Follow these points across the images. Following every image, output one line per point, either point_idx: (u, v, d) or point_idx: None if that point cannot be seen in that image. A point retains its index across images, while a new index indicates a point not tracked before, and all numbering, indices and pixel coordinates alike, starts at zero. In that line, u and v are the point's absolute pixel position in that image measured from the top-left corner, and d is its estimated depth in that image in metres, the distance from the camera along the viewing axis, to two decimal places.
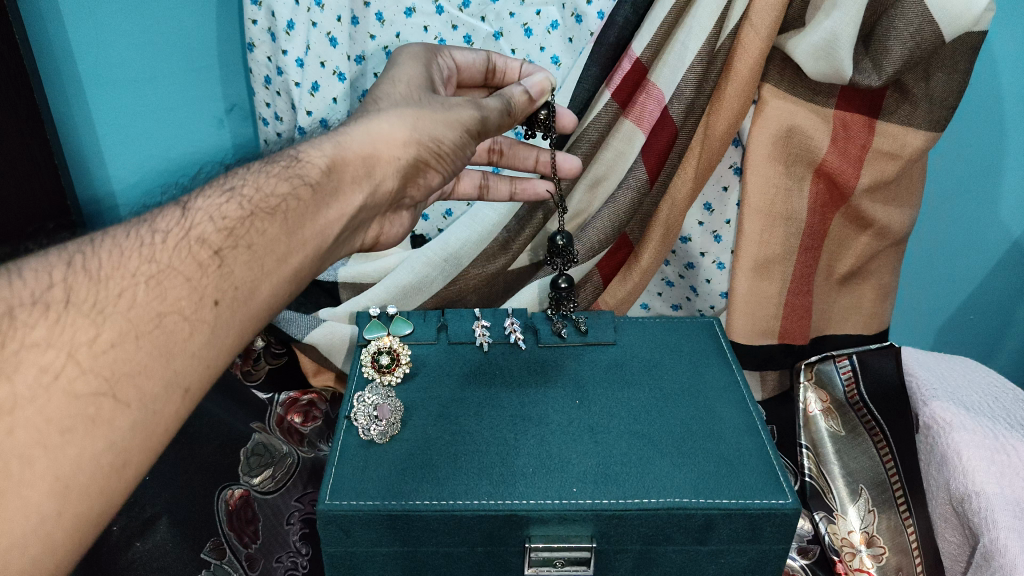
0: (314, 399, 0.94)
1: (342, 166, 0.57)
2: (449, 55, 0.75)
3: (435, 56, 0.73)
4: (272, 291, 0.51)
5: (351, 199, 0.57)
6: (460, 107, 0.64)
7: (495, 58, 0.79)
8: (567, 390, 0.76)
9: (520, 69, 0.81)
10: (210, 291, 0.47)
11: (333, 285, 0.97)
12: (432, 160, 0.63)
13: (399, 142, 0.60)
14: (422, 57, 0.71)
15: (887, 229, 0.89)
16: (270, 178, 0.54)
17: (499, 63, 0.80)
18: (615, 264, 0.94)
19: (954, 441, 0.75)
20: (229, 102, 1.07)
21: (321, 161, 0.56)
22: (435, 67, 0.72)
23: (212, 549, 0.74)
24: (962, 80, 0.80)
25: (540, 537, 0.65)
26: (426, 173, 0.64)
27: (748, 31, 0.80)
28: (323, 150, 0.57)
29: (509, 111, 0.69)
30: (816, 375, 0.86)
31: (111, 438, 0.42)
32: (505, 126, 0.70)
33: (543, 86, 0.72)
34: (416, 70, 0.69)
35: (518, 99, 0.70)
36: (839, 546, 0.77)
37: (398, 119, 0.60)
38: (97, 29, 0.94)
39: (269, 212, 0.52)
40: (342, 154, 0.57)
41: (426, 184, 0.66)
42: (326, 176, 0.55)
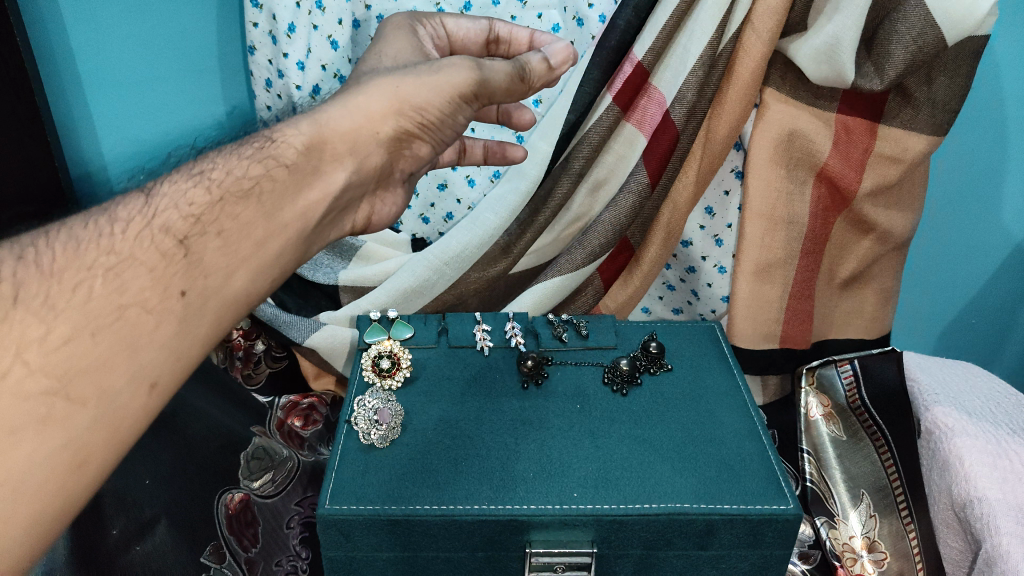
0: (314, 404, 0.96)
1: (322, 144, 0.55)
2: (439, 23, 0.71)
3: (418, 24, 0.70)
4: (249, 279, 0.51)
5: (334, 177, 0.56)
6: (452, 68, 0.59)
7: (499, 26, 0.72)
8: (568, 396, 0.76)
9: (530, 38, 0.73)
10: (176, 281, 0.47)
11: (334, 289, 0.96)
12: (417, 130, 0.59)
13: (377, 116, 0.57)
14: (405, 26, 0.69)
15: (888, 233, 0.89)
16: (244, 160, 0.53)
17: (504, 32, 0.73)
18: (615, 268, 0.93)
19: (956, 446, 0.75)
20: (230, 105, 1.07)
21: (298, 141, 0.54)
22: (421, 35, 0.70)
23: (212, 553, 0.73)
24: (964, 84, 0.80)
25: (540, 543, 0.65)
26: (413, 143, 0.61)
27: (749, 35, 0.80)
28: (300, 128, 0.55)
29: (522, 77, 0.62)
30: (816, 380, 0.87)
31: (69, 435, 0.42)
32: (515, 92, 0.63)
33: (567, 55, 0.64)
34: (403, 40, 0.67)
35: (535, 67, 0.63)
36: (840, 552, 0.77)
37: (378, 89, 0.57)
38: (100, 32, 0.94)
39: (240, 196, 0.51)
40: (321, 133, 0.55)
41: (413, 155, 0.63)
42: (304, 156, 0.54)
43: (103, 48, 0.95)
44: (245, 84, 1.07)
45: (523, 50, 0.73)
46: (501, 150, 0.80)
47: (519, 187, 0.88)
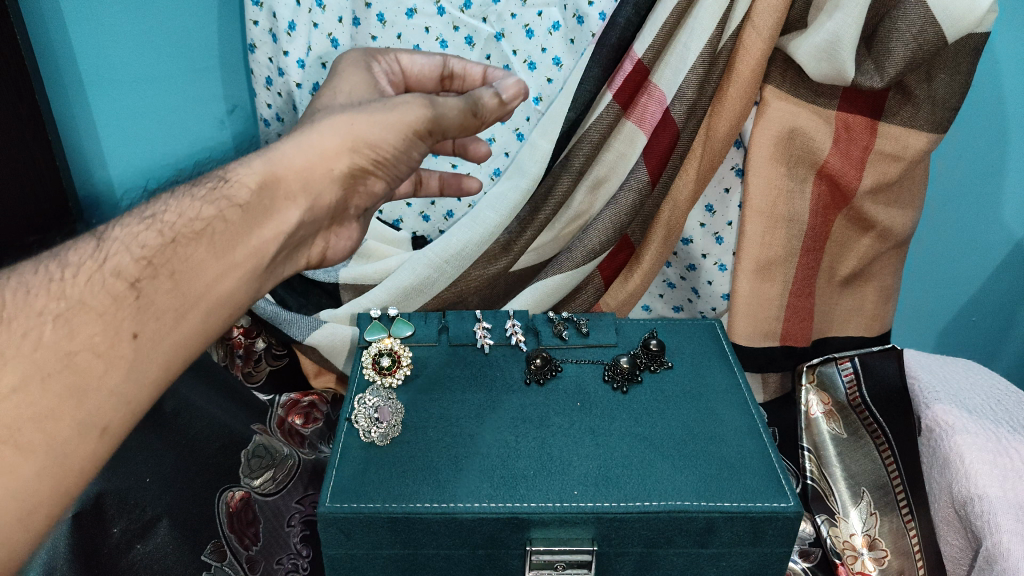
0: (314, 401, 0.95)
1: (274, 184, 0.54)
2: (394, 58, 0.68)
3: (374, 62, 0.68)
4: (203, 318, 0.52)
5: (287, 215, 0.55)
6: (406, 105, 0.57)
7: (453, 62, 0.69)
8: (568, 393, 0.76)
9: (484, 73, 0.69)
10: (127, 324, 0.48)
11: (335, 286, 0.96)
12: (370, 168, 0.57)
13: (330, 154, 0.55)
14: (359, 64, 0.67)
15: (889, 231, 0.89)
16: (196, 202, 0.53)
17: (458, 68, 0.70)
18: (615, 266, 0.93)
19: (957, 443, 0.75)
20: (230, 104, 1.08)
21: (250, 180, 0.53)
22: (376, 73, 0.68)
23: (213, 551, 0.74)
24: (964, 81, 0.80)
25: (540, 540, 0.65)
26: (367, 179, 0.59)
27: (750, 32, 0.80)
28: (253, 167, 0.54)
29: (474, 112, 0.59)
30: (817, 377, 0.86)
31: (14, 484, 0.43)
32: (469, 126, 0.60)
33: (518, 91, 0.60)
34: (358, 78, 0.66)
35: (487, 103, 0.60)
36: (841, 549, 0.77)
37: (329, 127, 0.55)
38: (102, 29, 0.92)
39: (192, 237, 0.51)
40: (274, 171, 0.54)
41: (368, 192, 0.61)
42: (256, 195, 0.53)
43: (102, 45, 0.93)
44: (245, 82, 1.08)
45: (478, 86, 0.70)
46: (456, 182, 0.79)
47: (519, 185, 0.88)
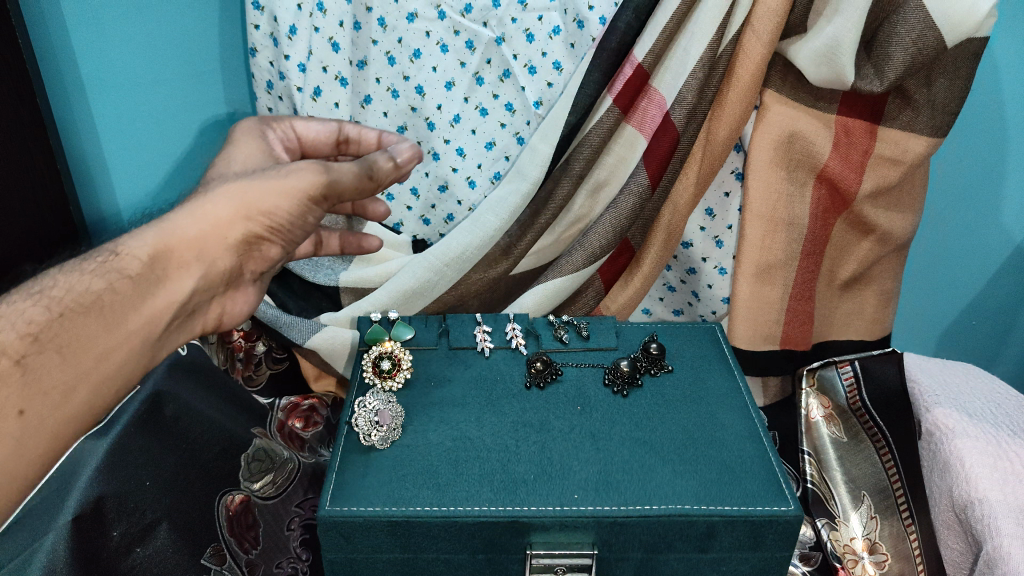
0: (314, 405, 0.95)
1: (165, 256, 0.58)
2: (289, 125, 0.73)
3: (269, 128, 0.73)
4: (90, 393, 0.57)
5: (178, 284, 0.59)
6: (300, 172, 0.60)
7: (348, 127, 0.75)
8: (569, 397, 0.76)
9: (377, 138, 0.76)
10: (14, 402, 0.53)
11: (335, 290, 0.96)
12: (264, 233, 0.61)
13: (222, 222, 0.59)
14: (254, 131, 0.71)
15: (889, 234, 0.89)
16: (86, 275, 0.57)
17: (352, 133, 0.76)
18: (615, 270, 0.93)
19: (957, 448, 0.75)
20: (230, 109, 1.07)
21: (142, 253, 0.58)
22: (272, 138, 0.72)
23: (212, 555, 0.74)
24: (963, 87, 0.80)
25: (541, 544, 0.65)
26: (261, 245, 0.63)
27: (749, 37, 0.80)
28: (144, 239, 0.58)
29: (369, 176, 0.63)
30: (817, 381, 0.87)
31: None
32: (364, 189, 0.64)
33: (411, 154, 0.66)
34: (252, 145, 0.69)
35: (381, 167, 0.64)
36: (841, 553, 0.77)
37: (224, 195, 0.59)
38: (99, 34, 0.93)
39: (79, 312, 0.56)
40: (166, 242, 0.58)
41: (264, 256, 0.65)
42: (147, 267, 0.58)
43: (105, 49, 0.94)
44: (245, 85, 1.07)
45: (372, 149, 0.76)
46: (356, 240, 0.84)
47: (519, 188, 0.88)
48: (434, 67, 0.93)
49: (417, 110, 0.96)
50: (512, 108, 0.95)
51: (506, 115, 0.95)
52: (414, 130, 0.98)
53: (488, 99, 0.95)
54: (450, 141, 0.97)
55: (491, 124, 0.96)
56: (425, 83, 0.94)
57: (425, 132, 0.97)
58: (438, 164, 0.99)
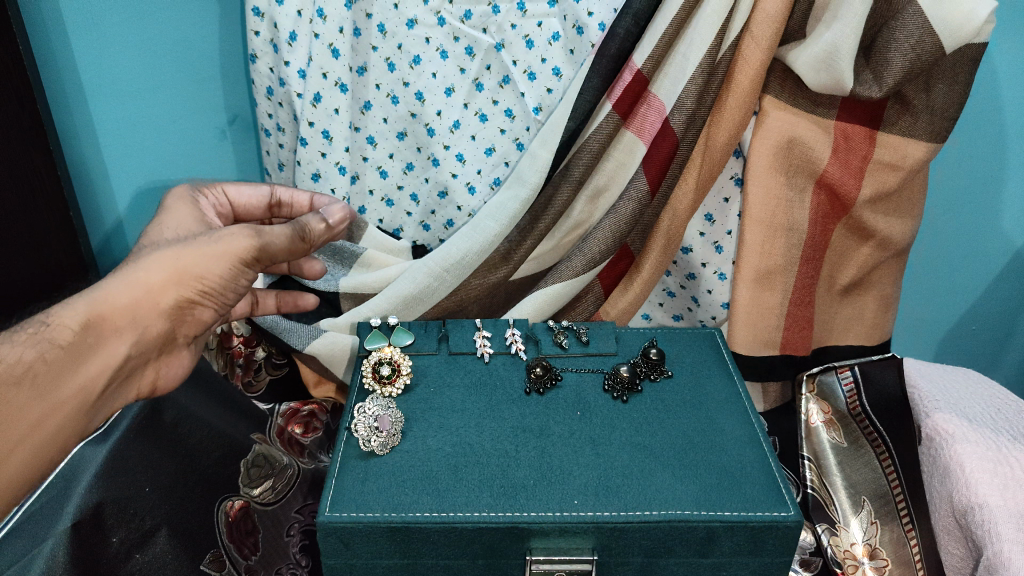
0: (314, 411, 0.95)
1: (99, 323, 0.58)
2: (221, 190, 0.76)
3: (200, 194, 0.75)
4: (27, 455, 0.58)
5: (112, 351, 0.59)
6: (232, 236, 0.61)
7: (280, 191, 0.79)
8: (569, 403, 0.76)
9: (310, 200, 0.80)
10: None
11: (334, 295, 0.96)
12: (198, 297, 0.61)
13: (155, 288, 0.59)
14: (186, 197, 0.72)
15: (889, 239, 0.89)
16: (17, 346, 0.57)
17: (285, 197, 0.79)
18: (615, 275, 0.94)
19: (957, 453, 0.75)
20: (231, 114, 1.05)
21: (74, 322, 0.58)
22: (204, 204, 0.74)
23: (212, 561, 0.74)
24: (962, 92, 0.81)
25: (540, 550, 0.65)
26: (195, 308, 0.63)
27: (748, 43, 0.81)
28: (75, 308, 0.58)
29: (302, 237, 0.65)
30: (817, 387, 0.87)
31: None
32: (297, 251, 0.66)
33: (344, 215, 0.69)
34: (185, 211, 0.70)
35: (313, 228, 0.66)
36: (841, 559, 0.77)
37: (156, 261, 0.59)
38: (101, 40, 0.95)
39: (13, 381, 0.56)
40: (98, 310, 0.58)
41: (198, 319, 0.65)
42: (79, 336, 0.58)
43: (103, 52, 0.95)
44: (246, 89, 1.05)
45: (304, 211, 0.80)
46: (292, 298, 0.87)
47: (519, 194, 0.88)
48: (434, 73, 0.94)
49: (417, 116, 0.96)
50: (512, 114, 0.95)
51: (506, 121, 0.95)
52: (414, 136, 0.98)
53: (488, 105, 0.95)
54: (449, 147, 0.97)
55: (491, 130, 0.96)
56: (425, 89, 0.95)
57: (425, 138, 0.97)
58: (438, 170, 0.98)
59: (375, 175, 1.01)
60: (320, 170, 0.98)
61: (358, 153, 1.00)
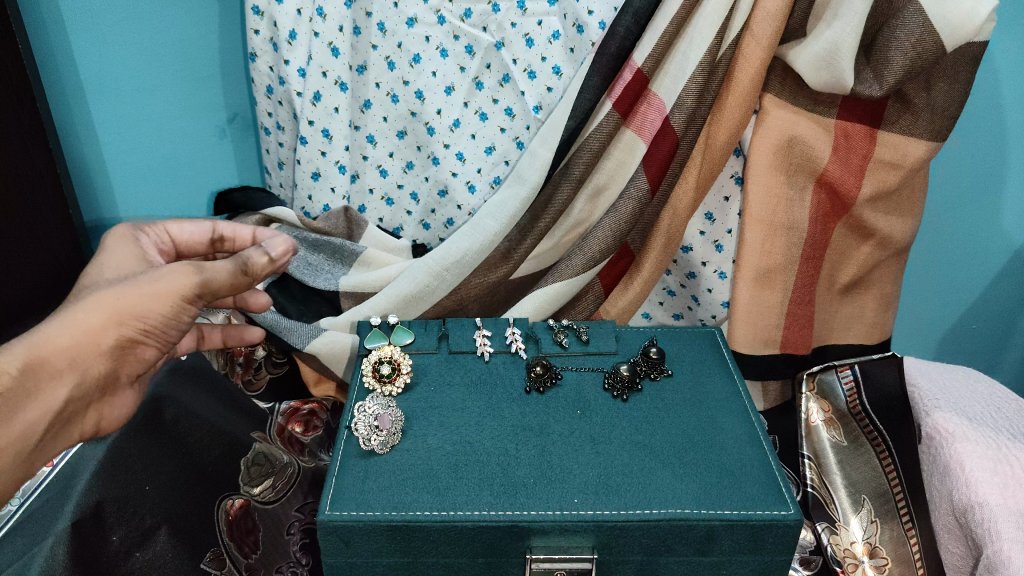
0: (314, 409, 0.96)
1: (39, 367, 0.56)
2: (163, 228, 0.73)
3: (140, 232, 0.72)
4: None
5: (53, 394, 0.58)
6: (172, 274, 0.59)
7: (224, 224, 0.76)
8: (569, 401, 0.76)
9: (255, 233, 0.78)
10: None
11: (334, 294, 0.96)
12: (140, 336, 0.59)
13: (96, 330, 0.57)
14: (127, 236, 0.69)
15: (889, 238, 0.89)
16: None
17: (228, 231, 0.77)
18: (615, 274, 0.94)
19: (958, 452, 0.74)
20: (231, 112, 1.05)
21: (15, 365, 0.55)
22: (145, 243, 0.71)
23: (212, 559, 0.74)
24: (963, 91, 0.81)
25: (541, 548, 0.65)
26: (139, 346, 0.61)
27: (749, 41, 0.80)
28: (13, 350, 0.55)
29: (246, 271, 0.63)
30: (817, 385, 0.87)
31: None
32: (240, 284, 0.63)
33: (289, 246, 0.67)
34: (126, 253, 0.67)
35: (257, 261, 0.64)
36: (842, 557, 0.78)
37: (94, 303, 0.57)
38: (101, 39, 0.94)
39: None
40: (40, 354, 0.56)
41: (142, 357, 0.63)
42: (17, 381, 0.55)
43: (103, 50, 0.95)
44: (246, 89, 1.04)
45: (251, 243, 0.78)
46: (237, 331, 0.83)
47: (519, 193, 0.88)
48: (434, 72, 0.94)
49: (417, 115, 0.96)
50: (512, 113, 0.95)
51: (506, 120, 0.95)
52: (414, 135, 0.98)
53: (488, 103, 0.95)
54: (449, 146, 0.97)
55: (491, 129, 0.96)
56: (425, 88, 0.94)
57: (424, 137, 0.97)
58: (438, 169, 0.98)
59: (375, 174, 1.01)
60: (320, 169, 0.98)
61: (358, 152, 1.00)
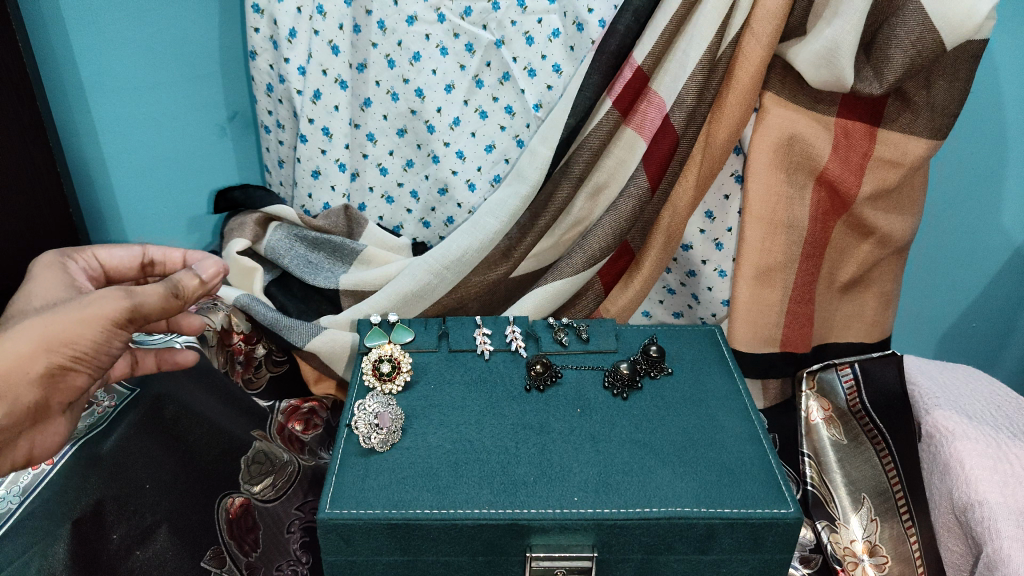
0: (314, 408, 0.96)
1: None
2: (92, 254, 0.73)
3: (70, 258, 0.72)
4: None
5: None
6: (100, 299, 0.59)
7: (153, 249, 0.76)
8: (569, 399, 0.76)
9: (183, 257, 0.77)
10: None
11: (334, 293, 0.96)
12: (68, 362, 0.59)
13: (21, 359, 0.57)
14: (53, 263, 0.70)
15: (889, 237, 0.89)
16: None
17: (158, 255, 0.76)
18: (615, 272, 0.94)
19: (957, 450, 0.74)
20: (231, 110, 1.06)
21: None
22: (73, 269, 0.71)
23: (212, 558, 0.74)
24: (963, 89, 0.80)
25: (541, 547, 0.65)
26: (68, 374, 0.60)
27: (749, 39, 0.80)
28: None
29: (177, 295, 0.63)
30: (817, 383, 0.87)
31: None
32: (173, 309, 0.63)
33: (219, 268, 0.66)
34: (50, 279, 0.67)
35: (187, 285, 0.64)
36: (841, 556, 0.77)
37: (22, 331, 0.57)
38: (101, 38, 0.94)
39: None
40: None
41: (71, 386, 0.62)
42: None
43: (104, 48, 0.95)
44: (246, 86, 1.05)
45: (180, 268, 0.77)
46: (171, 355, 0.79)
47: (519, 191, 0.88)
48: (434, 70, 0.94)
49: (417, 113, 0.96)
50: (512, 111, 0.95)
51: (506, 118, 0.95)
52: (414, 133, 0.98)
53: (488, 102, 0.95)
54: (450, 144, 0.97)
55: (491, 127, 0.96)
56: (425, 86, 0.94)
57: (424, 135, 0.97)
58: (438, 167, 0.98)
59: (375, 172, 1.01)
60: (320, 167, 0.98)
61: (358, 150, 1.00)
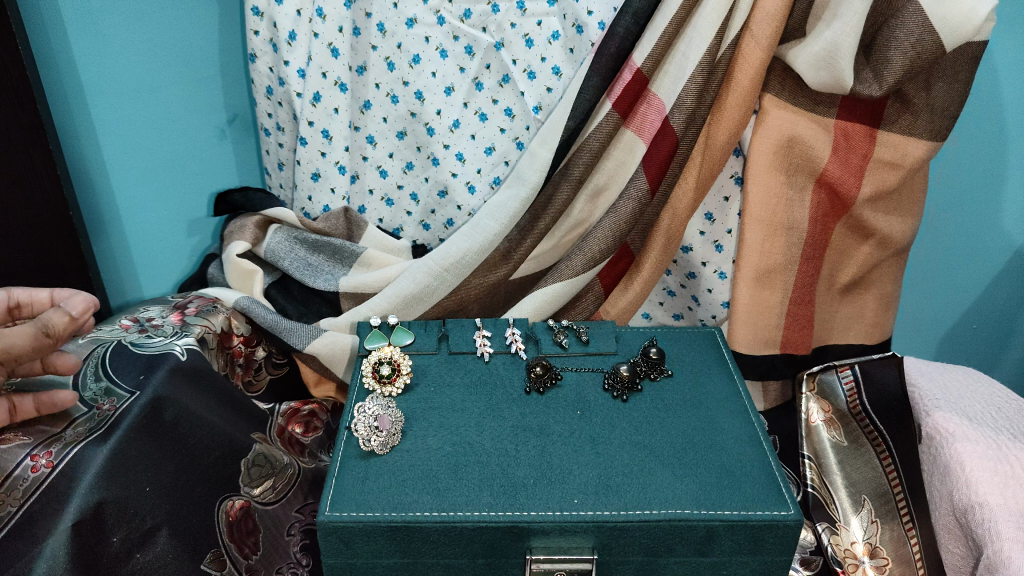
0: (314, 410, 0.96)
1: None
2: None
3: None
4: None
5: None
6: None
7: (16, 292, 0.70)
8: (569, 401, 0.76)
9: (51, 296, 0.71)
10: None
11: (334, 295, 0.97)
12: None
13: None
14: None
15: (889, 238, 0.89)
16: None
17: (23, 296, 0.70)
18: (615, 274, 0.94)
19: (958, 452, 0.74)
20: (231, 113, 1.07)
21: None
22: None
23: (212, 560, 0.74)
24: (962, 90, 0.81)
25: (541, 549, 0.65)
26: None
27: (748, 40, 0.80)
28: None
29: (46, 334, 0.62)
30: (817, 386, 0.87)
31: None
32: (46, 347, 0.63)
33: (87, 303, 0.63)
34: None
35: (54, 323, 0.62)
36: (842, 557, 0.78)
37: None
38: (100, 41, 0.94)
39: None
40: None
41: None
42: None
43: (105, 52, 0.95)
44: (245, 90, 1.06)
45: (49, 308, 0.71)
46: (50, 396, 0.72)
47: (519, 193, 0.88)
48: (434, 72, 0.94)
49: (417, 115, 0.96)
50: (512, 113, 0.95)
51: (506, 120, 0.95)
52: (414, 135, 0.98)
53: (488, 104, 0.95)
54: (449, 147, 0.97)
55: (491, 129, 0.96)
56: (425, 89, 0.94)
57: (424, 137, 0.97)
58: (438, 169, 0.98)
59: (375, 174, 1.01)
60: (320, 170, 0.98)
61: (358, 153, 1.00)
